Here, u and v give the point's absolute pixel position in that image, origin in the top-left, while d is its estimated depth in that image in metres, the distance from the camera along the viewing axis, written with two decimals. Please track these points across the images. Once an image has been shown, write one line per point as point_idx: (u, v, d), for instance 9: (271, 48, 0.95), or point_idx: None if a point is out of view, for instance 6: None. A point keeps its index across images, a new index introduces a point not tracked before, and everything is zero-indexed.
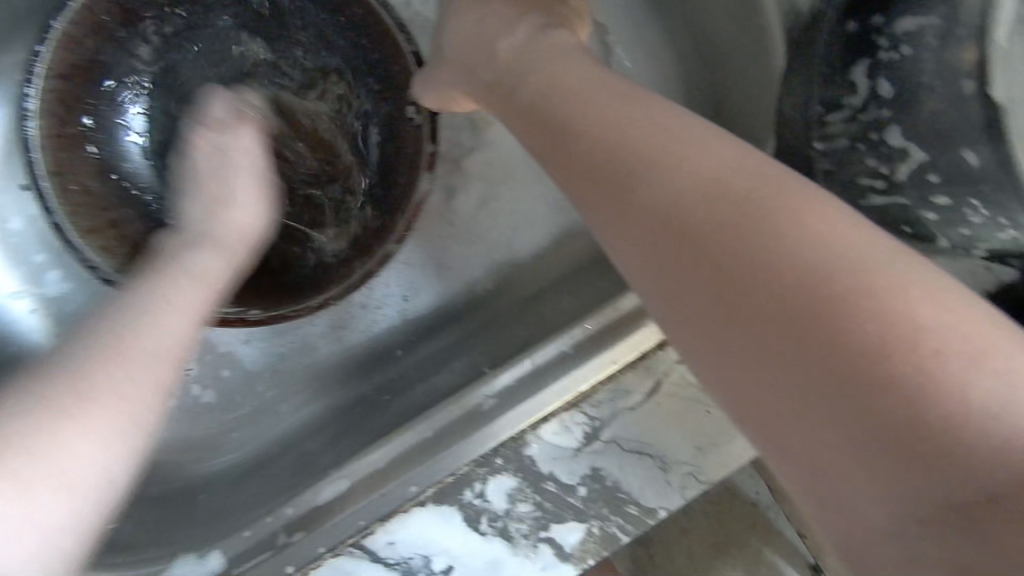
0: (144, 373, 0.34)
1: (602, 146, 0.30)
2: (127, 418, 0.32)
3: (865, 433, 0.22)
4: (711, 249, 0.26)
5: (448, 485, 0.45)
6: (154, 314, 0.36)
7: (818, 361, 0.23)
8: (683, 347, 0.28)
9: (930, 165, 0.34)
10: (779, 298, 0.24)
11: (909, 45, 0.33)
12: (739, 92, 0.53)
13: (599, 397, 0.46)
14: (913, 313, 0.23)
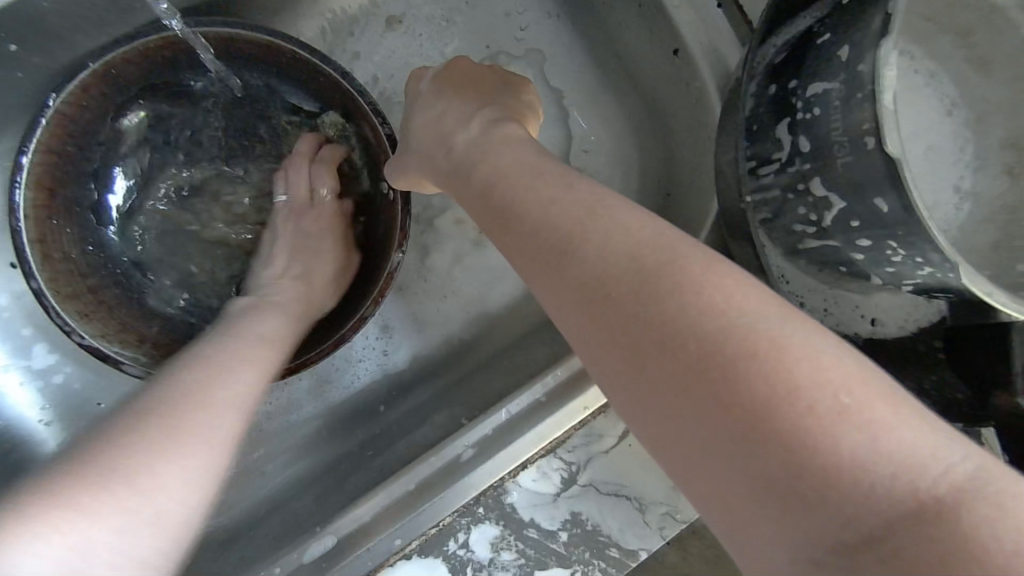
0: (214, 424, 0.37)
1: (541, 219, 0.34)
2: (201, 464, 0.35)
3: (759, 473, 0.24)
4: (628, 311, 0.28)
5: (432, 536, 0.46)
6: (218, 375, 0.40)
7: (724, 413, 0.24)
8: (617, 402, 0.29)
9: (849, 210, 0.38)
10: (679, 347, 0.26)
11: (819, 106, 0.39)
12: (688, 150, 0.59)
13: (573, 443, 0.48)
14: (812, 366, 0.24)
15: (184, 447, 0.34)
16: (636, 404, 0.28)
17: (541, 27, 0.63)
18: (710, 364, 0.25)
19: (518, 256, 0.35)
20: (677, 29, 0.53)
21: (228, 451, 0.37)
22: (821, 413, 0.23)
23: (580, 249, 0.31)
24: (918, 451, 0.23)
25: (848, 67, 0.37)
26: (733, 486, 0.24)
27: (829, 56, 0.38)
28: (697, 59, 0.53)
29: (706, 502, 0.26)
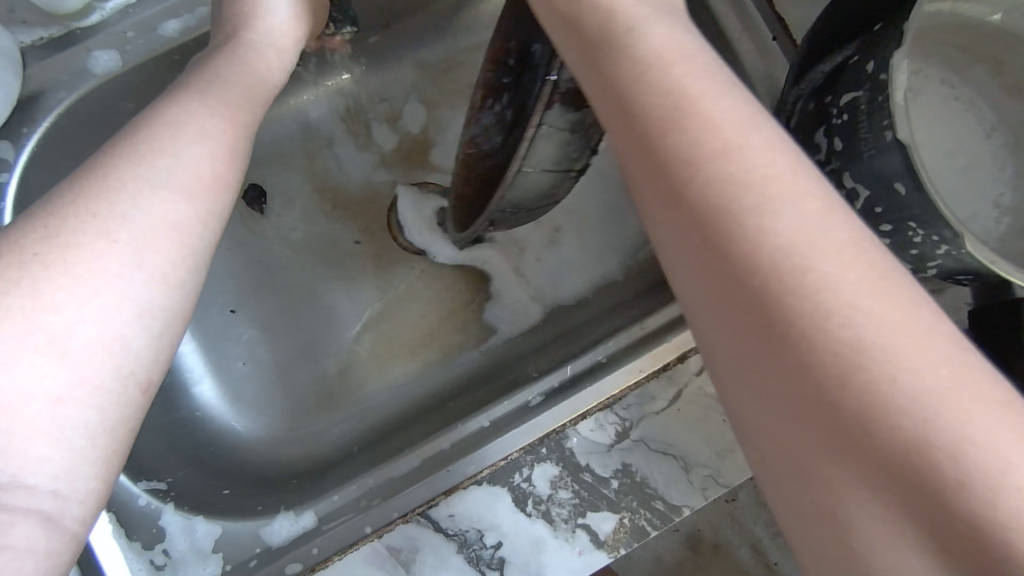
0: (138, 209, 0.34)
1: (715, 176, 0.30)
2: (116, 266, 0.32)
3: (886, 476, 0.25)
4: (785, 312, 0.27)
5: (501, 468, 0.54)
6: (158, 149, 0.36)
7: (876, 414, 0.25)
8: (725, 371, 0.30)
9: (872, 198, 0.46)
10: (839, 352, 0.26)
11: (848, 112, 0.46)
12: None
13: (628, 400, 0.55)
14: (960, 401, 0.25)
15: (72, 309, 0.30)
16: (762, 382, 0.28)
17: None
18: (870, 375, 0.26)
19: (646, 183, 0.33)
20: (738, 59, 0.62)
21: (153, 284, 0.33)
22: (967, 439, 0.25)
23: (758, 230, 0.29)
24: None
25: (872, 78, 0.44)
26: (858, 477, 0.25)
27: (857, 72, 0.46)
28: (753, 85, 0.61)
29: (803, 493, 0.27)
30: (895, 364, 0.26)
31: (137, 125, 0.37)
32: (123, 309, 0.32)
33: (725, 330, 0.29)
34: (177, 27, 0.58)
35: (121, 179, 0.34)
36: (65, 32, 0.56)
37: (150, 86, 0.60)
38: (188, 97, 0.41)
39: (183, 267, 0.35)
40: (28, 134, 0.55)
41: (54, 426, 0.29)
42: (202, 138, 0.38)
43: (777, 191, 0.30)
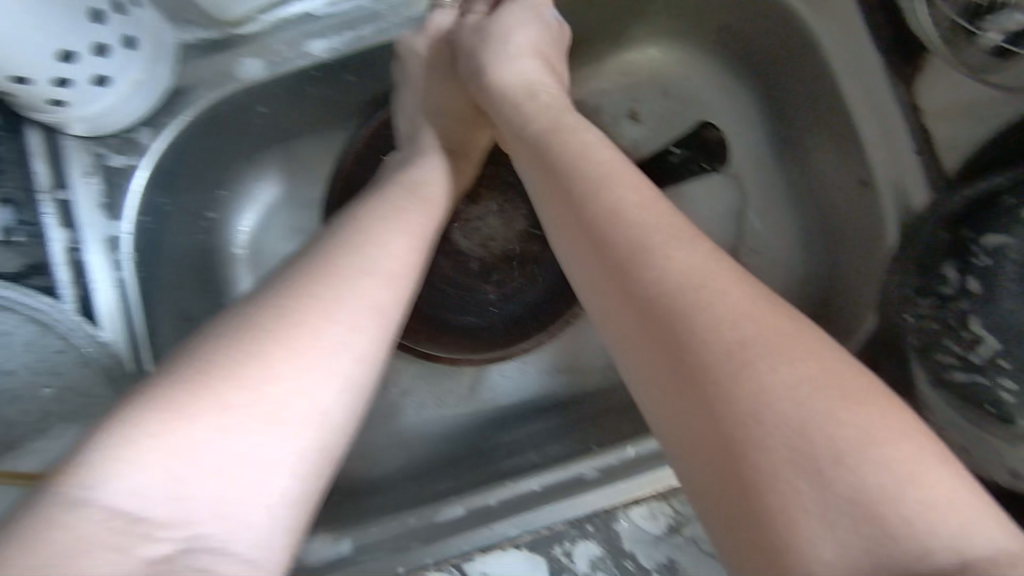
0: (348, 299, 0.37)
1: (624, 240, 0.38)
2: (332, 348, 0.36)
3: (838, 523, 0.29)
4: (739, 396, 0.32)
5: (543, 536, 0.53)
6: (373, 245, 0.41)
7: (811, 437, 0.30)
8: (675, 428, 0.35)
9: (1003, 351, 0.44)
10: (796, 420, 0.31)
11: (997, 258, 0.45)
12: (851, 274, 0.63)
13: (686, 496, 0.53)
14: (904, 454, 0.30)
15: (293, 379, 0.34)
16: (713, 442, 0.32)
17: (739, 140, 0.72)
18: (827, 449, 0.30)
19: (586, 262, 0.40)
20: (868, 165, 0.59)
21: (356, 364, 0.37)
22: (924, 503, 0.29)
23: (721, 326, 0.34)
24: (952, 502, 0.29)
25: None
26: (808, 529, 0.29)
27: (1010, 216, 0.45)
28: (882, 195, 0.58)
29: (754, 544, 0.31)
30: (835, 436, 0.31)
31: (348, 226, 0.42)
32: (326, 380, 0.35)
33: (688, 401, 0.34)
34: (325, 47, 0.60)
35: (337, 273, 0.38)
36: (222, 36, 0.59)
37: (286, 95, 0.64)
38: (388, 202, 0.46)
39: (379, 345, 0.38)
40: (169, 123, 0.59)
41: (264, 488, 0.33)
42: (401, 231, 0.43)
43: (743, 303, 0.35)
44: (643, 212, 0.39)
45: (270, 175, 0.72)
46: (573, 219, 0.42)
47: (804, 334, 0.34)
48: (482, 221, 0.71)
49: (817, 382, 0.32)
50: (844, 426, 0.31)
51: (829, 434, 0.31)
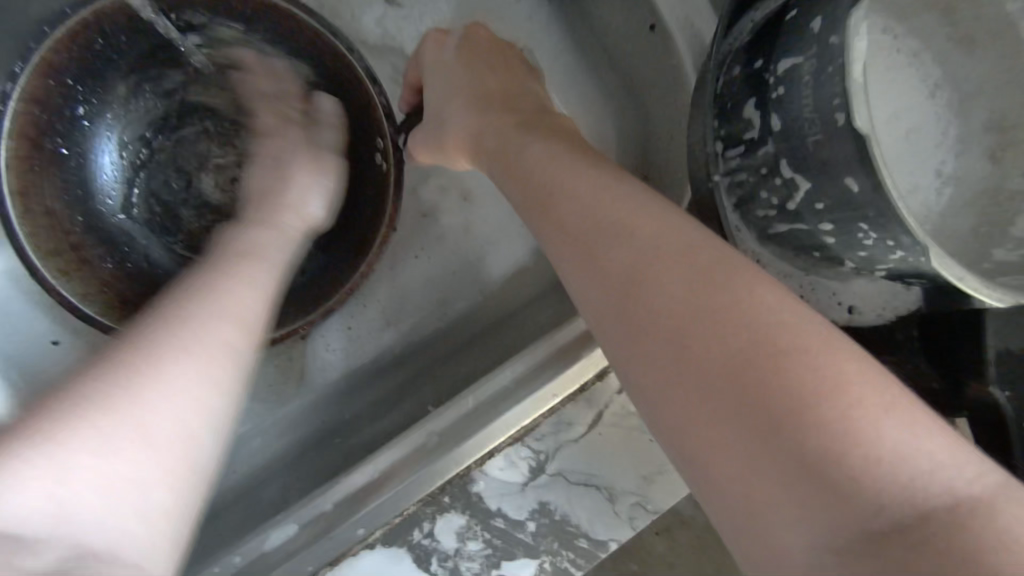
0: (206, 340, 0.36)
1: (593, 218, 0.37)
2: (157, 408, 0.32)
3: (781, 460, 0.28)
4: (681, 346, 0.31)
5: (396, 526, 0.46)
6: (232, 286, 0.40)
7: (764, 415, 0.28)
8: (638, 395, 0.34)
9: (814, 191, 0.38)
10: (735, 354, 0.30)
11: (785, 85, 0.38)
12: (665, 136, 0.57)
13: (542, 430, 0.48)
14: (847, 373, 0.29)
15: (137, 428, 0.31)
16: (665, 397, 0.32)
17: (517, 7, 0.61)
18: (765, 380, 0.29)
19: (569, 242, 0.38)
20: (652, 4, 0.50)
21: (196, 422, 0.33)
22: (870, 419, 0.28)
23: (648, 276, 0.34)
24: (915, 438, 0.27)
25: (818, 41, 0.35)
26: (761, 475, 0.28)
27: (799, 29, 0.37)
28: (674, 36, 0.51)
29: (727, 498, 0.30)
30: (777, 360, 0.29)
31: (218, 261, 0.43)
32: (159, 438, 0.32)
33: (637, 364, 0.33)
34: None
35: (223, 290, 0.40)
36: None
37: None
38: (215, 280, 0.41)
39: (216, 365, 0.35)
40: None
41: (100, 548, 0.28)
42: (241, 279, 0.41)
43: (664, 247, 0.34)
44: (575, 186, 0.40)
45: None
46: (547, 211, 0.41)
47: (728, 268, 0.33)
48: (235, 166, 0.59)
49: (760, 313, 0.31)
50: (778, 348, 0.29)
51: (766, 354, 0.29)
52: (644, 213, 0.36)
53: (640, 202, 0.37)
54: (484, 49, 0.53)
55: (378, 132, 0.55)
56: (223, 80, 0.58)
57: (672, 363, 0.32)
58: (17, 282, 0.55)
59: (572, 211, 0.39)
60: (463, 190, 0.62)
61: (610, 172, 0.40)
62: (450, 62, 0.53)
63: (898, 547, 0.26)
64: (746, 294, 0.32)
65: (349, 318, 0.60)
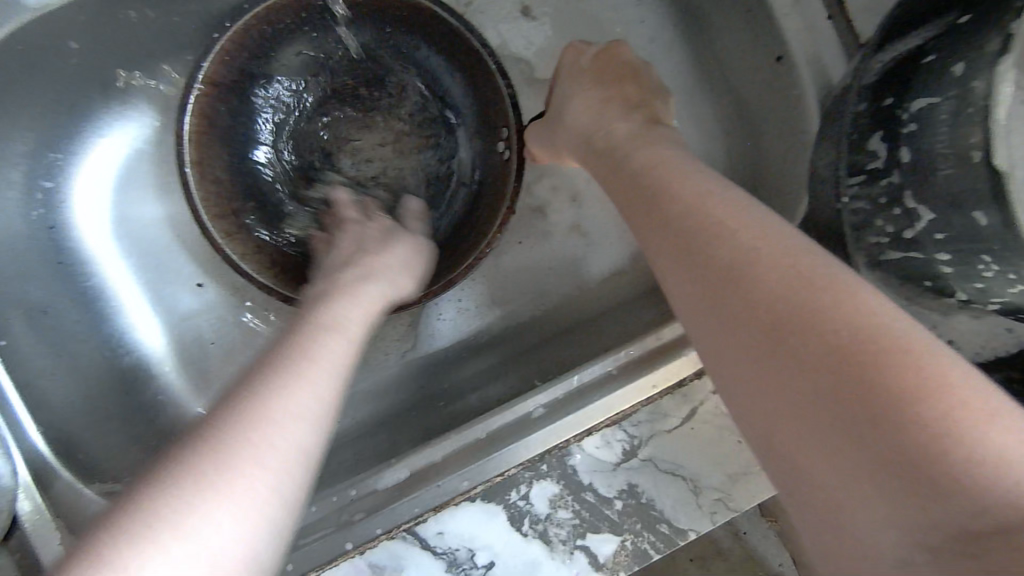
0: (293, 417, 0.37)
1: (700, 219, 0.38)
2: (258, 497, 0.33)
3: (867, 453, 0.28)
4: (771, 338, 0.32)
5: (497, 483, 0.50)
6: (308, 362, 0.40)
7: (860, 413, 0.29)
8: (727, 386, 0.36)
9: (936, 222, 0.41)
10: (821, 347, 0.30)
11: (916, 122, 0.41)
12: (774, 161, 0.60)
13: (637, 417, 0.51)
14: (944, 374, 0.28)
15: (220, 523, 0.31)
16: (754, 388, 0.33)
17: (644, 28, 0.65)
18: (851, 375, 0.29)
19: (665, 237, 0.40)
20: (783, 36, 0.54)
21: (291, 492, 0.35)
22: (964, 416, 0.27)
23: (748, 268, 0.35)
24: (1011, 440, 0.27)
25: (960, 85, 0.38)
26: (844, 465, 0.29)
27: (939, 73, 0.40)
28: (800, 68, 0.54)
29: (813, 491, 0.31)
30: (867, 354, 0.29)
31: (290, 343, 0.42)
32: (254, 501, 0.33)
33: (731, 357, 0.35)
34: None
35: (297, 397, 0.37)
36: None
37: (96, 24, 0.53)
38: (291, 368, 0.39)
39: (306, 455, 0.36)
40: None
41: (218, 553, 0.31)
42: (324, 361, 0.41)
43: (764, 245, 0.35)
44: (683, 186, 0.41)
45: (141, 107, 0.60)
46: (646, 207, 0.42)
47: (823, 264, 0.34)
48: (370, 149, 0.63)
49: (852, 306, 0.31)
50: (868, 342, 0.30)
51: (854, 348, 0.30)
52: (748, 212, 0.37)
53: (745, 204, 0.38)
54: (616, 68, 0.55)
55: (506, 122, 0.59)
56: (365, 60, 0.62)
57: (761, 357, 0.33)
58: (175, 227, 0.63)
59: (670, 202, 0.40)
60: (573, 191, 0.66)
61: (712, 173, 0.42)
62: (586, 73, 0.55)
63: (995, 548, 0.25)
64: (841, 287, 0.32)
65: (457, 293, 0.65)
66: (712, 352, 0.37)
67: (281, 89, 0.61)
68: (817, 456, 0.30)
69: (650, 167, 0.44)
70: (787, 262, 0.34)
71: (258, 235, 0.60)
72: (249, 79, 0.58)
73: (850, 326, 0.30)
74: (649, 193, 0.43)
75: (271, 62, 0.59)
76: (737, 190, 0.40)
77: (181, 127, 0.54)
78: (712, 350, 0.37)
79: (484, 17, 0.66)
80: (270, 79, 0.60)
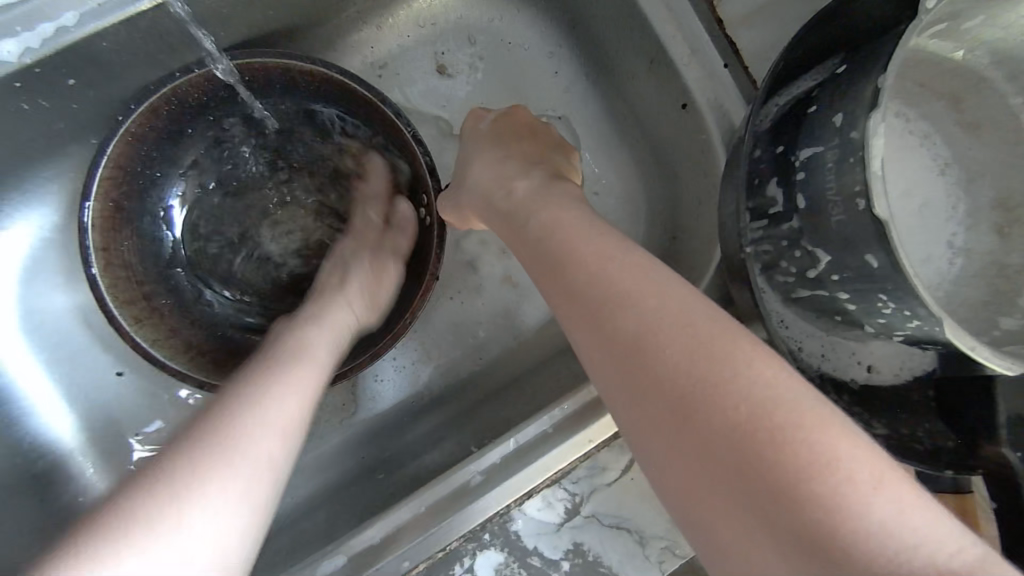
0: (251, 451, 0.39)
1: (603, 280, 0.38)
2: (227, 520, 0.36)
3: (775, 531, 0.28)
4: (678, 409, 0.32)
5: (438, 561, 0.48)
6: (264, 400, 0.42)
7: (759, 486, 0.29)
8: (641, 452, 0.35)
9: (833, 264, 0.42)
10: (725, 423, 0.30)
11: (806, 170, 0.43)
12: (693, 200, 0.62)
13: (577, 474, 0.51)
14: (836, 443, 0.29)
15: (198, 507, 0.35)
16: (665, 459, 0.33)
17: (556, 80, 0.67)
18: (753, 452, 0.29)
19: (571, 299, 0.39)
20: (684, 85, 0.56)
21: (251, 509, 0.38)
22: (858, 488, 0.28)
23: (651, 331, 0.34)
24: (900, 507, 0.27)
25: (841, 135, 0.40)
26: (759, 544, 0.29)
27: (822, 123, 0.42)
28: (703, 114, 0.56)
29: (729, 563, 0.30)
30: (769, 429, 0.29)
31: (256, 374, 0.45)
32: (219, 519, 0.36)
33: (642, 426, 0.34)
34: (15, 50, 0.44)
35: (258, 413, 0.41)
36: None
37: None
38: (262, 395, 0.43)
39: (252, 504, 0.38)
40: None
41: (223, 539, 0.35)
42: (287, 392, 0.44)
43: (666, 307, 0.35)
44: (586, 244, 0.41)
45: (47, 199, 0.59)
46: (552, 267, 0.42)
47: (725, 327, 0.34)
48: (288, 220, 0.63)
49: (753, 376, 0.31)
50: (769, 417, 0.30)
51: (754, 423, 0.30)
52: (652, 272, 0.38)
53: (649, 264, 0.38)
54: (516, 128, 0.56)
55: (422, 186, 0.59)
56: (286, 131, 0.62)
57: (670, 430, 0.32)
58: (87, 318, 0.61)
59: (573, 263, 0.40)
60: (502, 243, 0.66)
61: (616, 233, 0.41)
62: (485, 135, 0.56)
63: None
64: (741, 355, 0.32)
65: (391, 353, 0.64)
66: (624, 418, 0.36)
67: (189, 161, 0.60)
68: (731, 530, 0.30)
69: (552, 228, 0.44)
70: (690, 326, 0.34)
71: (171, 319, 0.58)
72: (157, 160, 0.57)
73: (751, 398, 0.30)
74: (552, 253, 0.42)
75: (180, 136, 0.58)
76: (642, 249, 0.40)
77: (84, 211, 0.52)
78: (623, 417, 0.36)
79: (399, 80, 0.66)
80: (179, 154, 0.59)
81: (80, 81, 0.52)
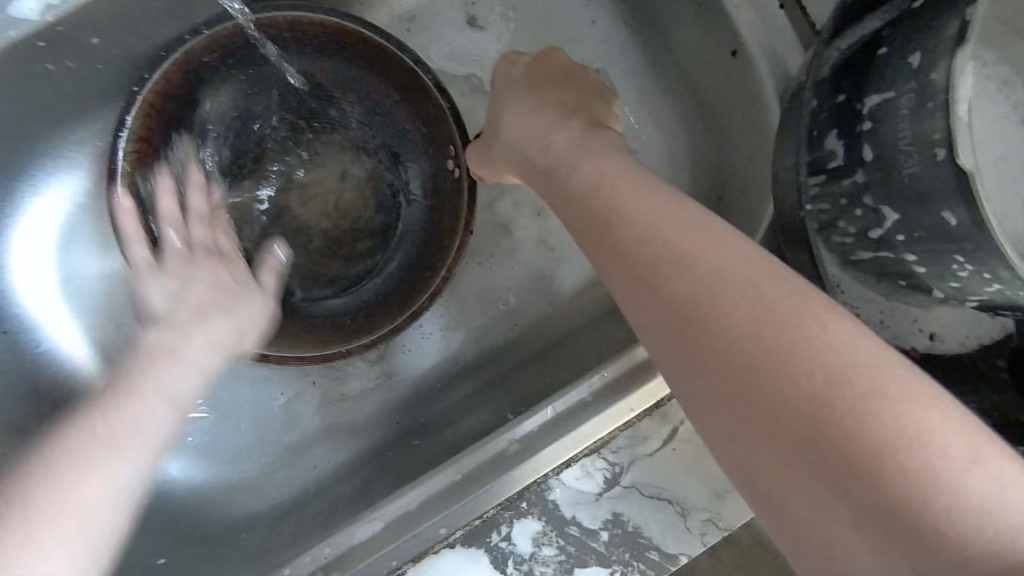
0: (116, 459, 0.37)
1: (648, 234, 0.36)
2: (97, 502, 0.36)
3: (852, 507, 0.26)
4: (743, 374, 0.30)
5: (475, 527, 0.48)
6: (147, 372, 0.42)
7: (837, 458, 0.27)
8: (695, 416, 0.33)
9: (902, 223, 0.39)
10: (798, 390, 0.28)
11: (876, 119, 0.39)
12: (741, 157, 0.58)
13: (617, 443, 0.49)
14: (923, 413, 0.27)
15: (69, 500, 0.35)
16: (727, 427, 0.31)
17: (593, 30, 0.63)
18: (830, 421, 0.27)
19: (614, 258, 0.37)
20: (736, 31, 0.52)
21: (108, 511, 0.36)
22: (951, 463, 0.25)
23: (705, 289, 0.32)
24: (996, 483, 0.25)
25: (920, 77, 0.36)
26: (833, 520, 0.27)
27: (896, 66, 0.38)
28: (756, 62, 0.51)
29: (797, 536, 0.28)
30: (849, 396, 0.27)
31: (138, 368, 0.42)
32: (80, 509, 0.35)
33: (699, 391, 0.32)
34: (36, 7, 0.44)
35: (123, 410, 0.39)
36: None
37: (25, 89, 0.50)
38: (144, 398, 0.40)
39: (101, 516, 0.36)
40: None
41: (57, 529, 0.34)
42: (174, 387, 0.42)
43: (718, 260, 0.33)
44: (626, 200, 0.38)
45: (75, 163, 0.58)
46: (592, 227, 0.40)
47: (787, 283, 0.31)
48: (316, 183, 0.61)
49: (825, 339, 0.29)
50: (848, 383, 0.27)
51: (833, 390, 0.27)
52: (700, 224, 0.35)
53: (697, 217, 0.36)
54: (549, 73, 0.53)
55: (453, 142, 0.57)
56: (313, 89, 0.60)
57: (733, 396, 0.30)
58: (120, 284, 0.61)
59: (614, 219, 0.38)
60: (538, 205, 0.63)
61: (660, 183, 0.39)
62: (515, 79, 0.53)
63: None
64: (811, 316, 0.30)
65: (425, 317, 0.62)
66: (676, 381, 0.34)
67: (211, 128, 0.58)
68: (802, 504, 0.28)
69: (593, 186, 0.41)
70: (748, 282, 0.32)
71: None
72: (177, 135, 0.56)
73: (827, 364, 0.28)
74: (591, 213, 0.40)
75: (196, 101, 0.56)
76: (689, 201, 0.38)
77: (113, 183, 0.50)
78: (675, 378, 0.34)
79: (429, 35, 0.63)
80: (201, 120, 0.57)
81: (105, 39, 0.50)
